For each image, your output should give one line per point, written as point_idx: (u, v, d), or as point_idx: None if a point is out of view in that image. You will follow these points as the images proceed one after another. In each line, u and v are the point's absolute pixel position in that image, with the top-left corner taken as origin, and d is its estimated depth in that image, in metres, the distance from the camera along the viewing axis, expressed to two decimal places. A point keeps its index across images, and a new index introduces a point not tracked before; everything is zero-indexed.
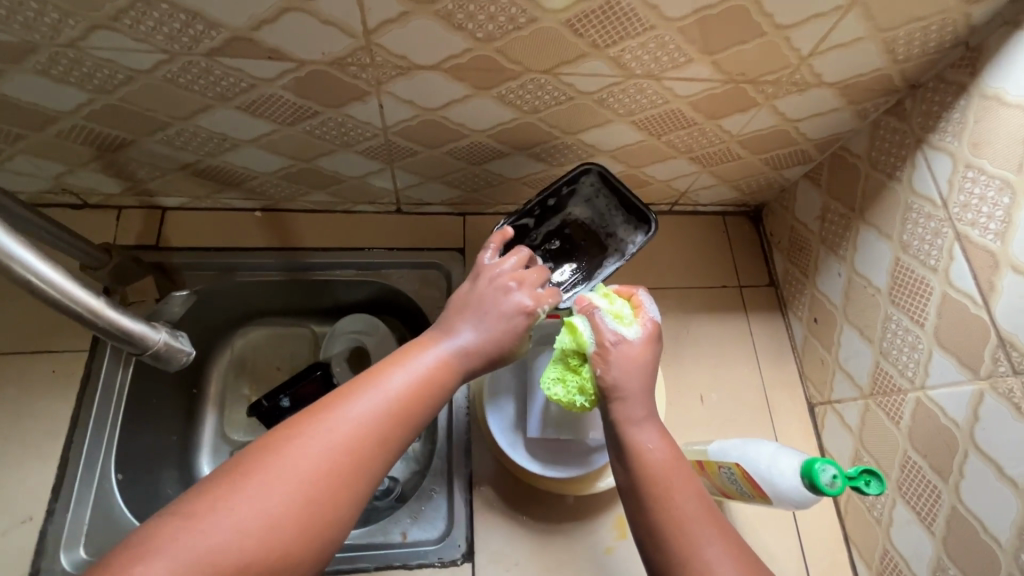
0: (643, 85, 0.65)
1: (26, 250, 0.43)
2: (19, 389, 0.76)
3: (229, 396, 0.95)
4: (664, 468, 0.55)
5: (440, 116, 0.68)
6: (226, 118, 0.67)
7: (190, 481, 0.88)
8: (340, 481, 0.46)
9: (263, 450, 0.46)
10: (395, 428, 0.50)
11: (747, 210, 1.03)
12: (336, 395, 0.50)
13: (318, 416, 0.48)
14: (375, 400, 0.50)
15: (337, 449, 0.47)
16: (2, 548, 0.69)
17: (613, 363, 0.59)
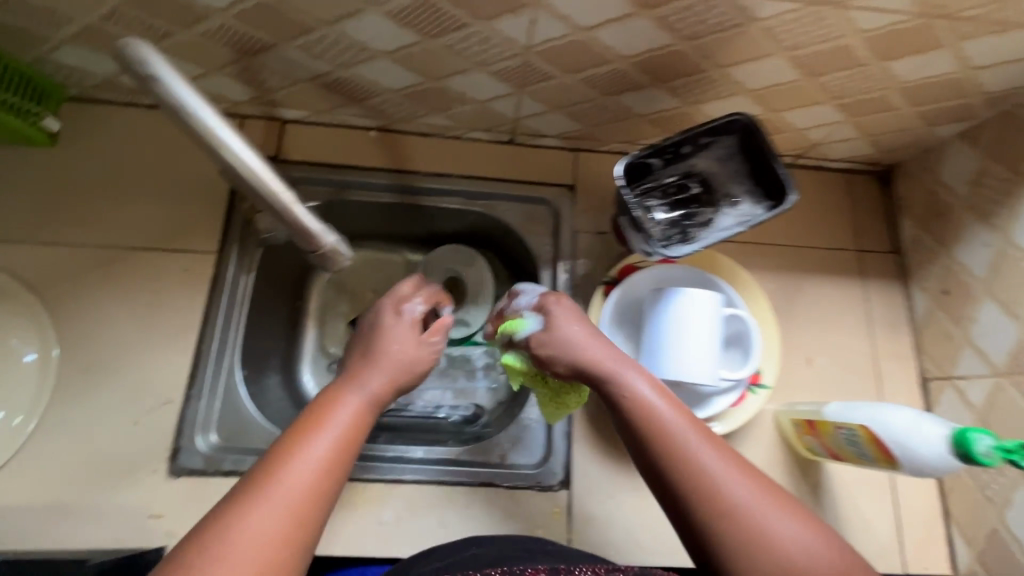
0: (824, 14, 0.59)
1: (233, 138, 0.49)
2: (157, 284, 0.80)
3: (328, 312, 0.97)
4: (658, 423, 0.54)
5: (591, 37, 0.64)
6: (372, 25, 0.65)
7: (291, 385, 0.92)
8: (291, 530, 0.47)
9: (207, 533, 0.45)
10: (338, 468, 0.51)
11: (876, 170, 0.94)
12: (266, 459, 0.50)
13: (255, 485, 0.48)
14: (309, 457, 0.50)
15: (283, 503, 0.48)
16: (147, 425, 0.76)
17: (555, 345, 0.60)
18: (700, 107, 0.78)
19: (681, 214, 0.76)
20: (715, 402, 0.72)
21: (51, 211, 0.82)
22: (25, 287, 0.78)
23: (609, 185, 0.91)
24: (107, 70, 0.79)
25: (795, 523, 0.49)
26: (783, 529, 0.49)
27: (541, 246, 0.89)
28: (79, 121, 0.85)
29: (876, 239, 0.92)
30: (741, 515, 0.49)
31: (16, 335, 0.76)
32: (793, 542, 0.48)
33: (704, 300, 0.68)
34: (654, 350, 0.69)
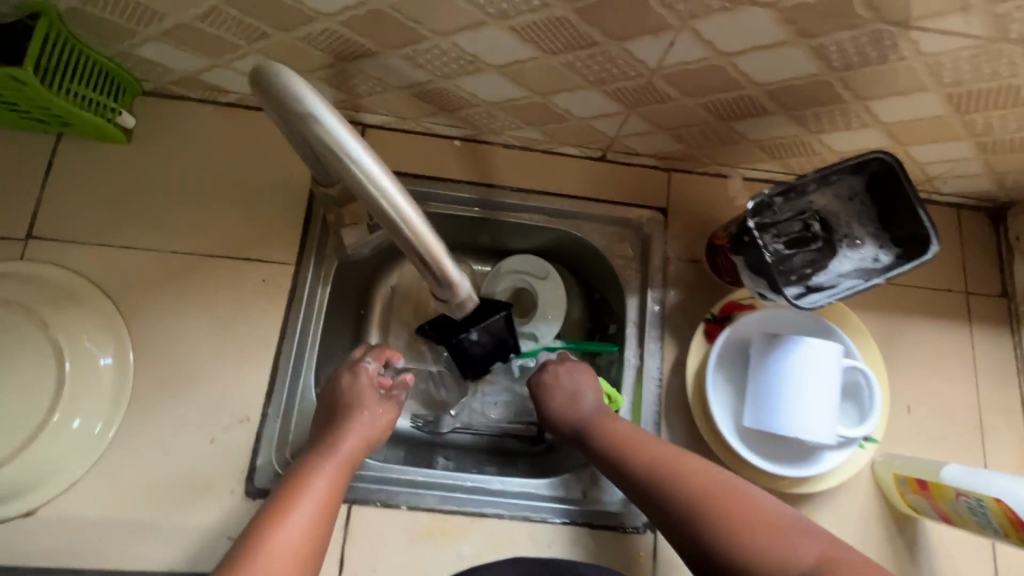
0: (1005, 52, 0.53)
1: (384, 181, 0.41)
2: (235, 294, 0.78)
3: (393, 323, 0.93)
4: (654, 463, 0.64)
5: (730, 63, 0.59)
6: (490, 38, 0.60)
7: None
8: (304, 547, 0.57)
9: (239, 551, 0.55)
10: (332, 503, 0.62)
11: (988, 206, 0.88)
12: (281, 494, 0.61)
13: (274, 513, 0.59)
14: (311, 493, 0.61)
15: (297, 529, 0.58)
16: (225, 441, 0.74)
17: (561, 414, 0.72)
18: (821, 137, 0.72)
19: (800, 254, 0.70)
20: (825, 455, 0.69)
21: (126, 213, 0.78)
22: (101, 290, 0.75)
23: (703, 210, 0.85)
24: (189, 67, 0.75)
25: (797, 536, 0.54)
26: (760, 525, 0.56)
27: (628, 272, 0.85)
28: (154, 117, 0.81)
29: (984, 282, 0.86)
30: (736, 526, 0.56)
31: (91, 339, 0.73)
32: (786, 545, 0.54)
33: (828, 352, 0.64)
34: (771, 401, 0.66)
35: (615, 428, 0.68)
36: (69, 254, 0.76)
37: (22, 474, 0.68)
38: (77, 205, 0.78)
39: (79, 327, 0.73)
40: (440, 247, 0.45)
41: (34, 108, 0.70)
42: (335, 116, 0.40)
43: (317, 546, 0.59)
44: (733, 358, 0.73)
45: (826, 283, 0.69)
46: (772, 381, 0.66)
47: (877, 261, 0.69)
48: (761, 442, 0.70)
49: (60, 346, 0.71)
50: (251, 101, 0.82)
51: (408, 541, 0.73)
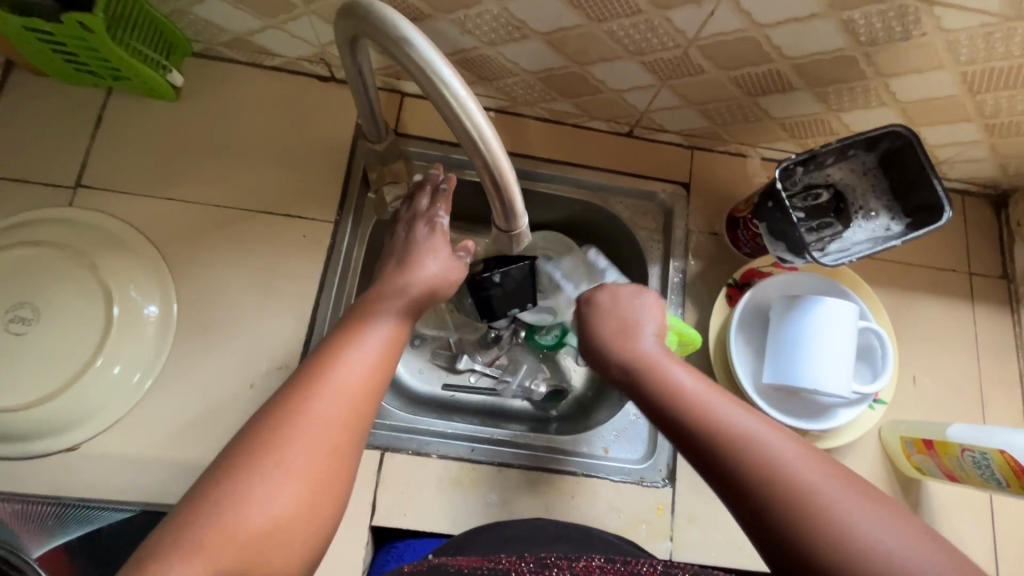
0: (1017, 31, 0.58)
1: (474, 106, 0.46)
2: (277, 249, 0.80)
3: None
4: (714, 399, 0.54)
5: (764, 35, 0.63)
6: (542, 4, 0.64)
7: None
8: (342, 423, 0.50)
9: (273, 410, 0.50)
10: (385, 368, 0.56)
11: (990, 193, 0.92)
12: (325, 359, 0.54)
13: (319, 373, 0.52)
14: (354, 360, 0.54)
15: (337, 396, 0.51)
16: (263, 387, 0.76)
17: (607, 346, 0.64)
18: (840, 115, 0.76)
19: (816, 224, 0.75)
20: (839, 413, 0.73)
21: (172, 167, 0.81)
22: (146, 239, 0.78)
23: (724, 187, 0.88)
24: (242, 27, 0.78)
25: (877, 519, 0.43)
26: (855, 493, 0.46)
27: (650, 243, 0.87)
28: (201, 78, 0.84)
29: (985, 264, 0.91)
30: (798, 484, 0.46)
31: (135, 287, 0.75)
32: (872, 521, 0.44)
33: (843, 312, 0.68)
34: (791, 356, 0.70)
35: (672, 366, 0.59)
36: (117, 204, 0.79)
37: (68, 410, 0.70)
38: (124, 158, 0.80)
39: (125, 273, 0.75)
40: (512, 175, 0.50)
41: (93, 60, 0.73)
42: (432, 49, 0.46)
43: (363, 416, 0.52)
44: (751, 322, 0.78)
45: (842, 250, 0.73)
46: (788, 339, 0.70)
47: (890, 230, 0.73)
48: (779, 399, 0.74)
49: (108, 290, 0.74)
50: (294, 66, 0.85)
51: (437, 488, 0.76)
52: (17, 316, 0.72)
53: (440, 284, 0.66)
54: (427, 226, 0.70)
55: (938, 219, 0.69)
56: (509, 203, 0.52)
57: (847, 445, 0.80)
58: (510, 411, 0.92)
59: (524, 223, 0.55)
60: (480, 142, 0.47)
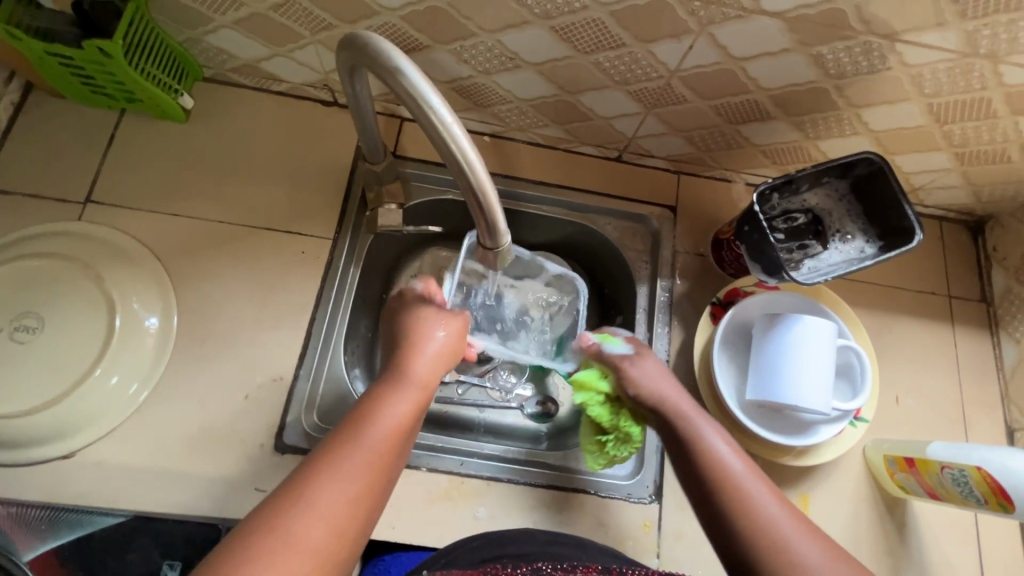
0: (975, 66, 0.62)
1: (460, 131, 0.49)
2: (276, 264, 0.83)
3: None
4: (723, 465, 0.59)
5: (740, 68, 0.68)
6: (533, 37, 0.68)
7: (370, 367, 0.91)
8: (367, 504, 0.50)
9: (301, 484, 0.48)
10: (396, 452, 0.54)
11: (967, 219, 0.96)
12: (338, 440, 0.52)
13: (334, 457, 0.51)
14: (373, 439, 0.53)
15: (365, 469, 0.51)
16: (259, 399, 0.78)
17: (638, 380, 0.68)
18: (818, 143, 0.80)
19: (795, 245, 0.78)
20: (821, 429, 0.75)
21: (178, 184, 0.85)
22: (151, 253, 0.81)
23: (709, 210, 0.91)
24: (251, 55, 0.82)
25: None
26: None
27: (638, 264, 0.90)
28: (210, 101, 0.88)
29: (964, 287, 0.93)
30: (789, 553, 0.52)
31: (138, 299, 0.78)
32: None
33: (823, 331, 0.71)
34: (771, 372, 0.72)
35: (686, 411, 0.65)
36: (124, 219, 0.82)
37: (65, 417, 0.71)
38: (133, 176, 0.84)
39: (130, 286, 0.78)
40: (494, 195, 0.53)
41: (108, 82, 0.77)
42: (422, 76, 0.49)
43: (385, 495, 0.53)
44: (735, 341, 0.80)
45: (817, 270, 0.76)
46: (770, 356, 0.73)
47: (864, 252, 0.77)
48: (762, 415, 0.76)
49: (111, 301, 0.76)
50: (299, 91, 0.90)
51: (426, 501, 0.77)
52: (21, 324, 0.74)
53: (456, 353, 0.67)
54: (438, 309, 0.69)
55: (910, 241, 0.72)
56: (492, 222, 0.55)
57: (831, 463, 0.81)
58: (501, 427, 0.93)
59: (508, 241, 0.58)
60: (464, 164, 0.50)
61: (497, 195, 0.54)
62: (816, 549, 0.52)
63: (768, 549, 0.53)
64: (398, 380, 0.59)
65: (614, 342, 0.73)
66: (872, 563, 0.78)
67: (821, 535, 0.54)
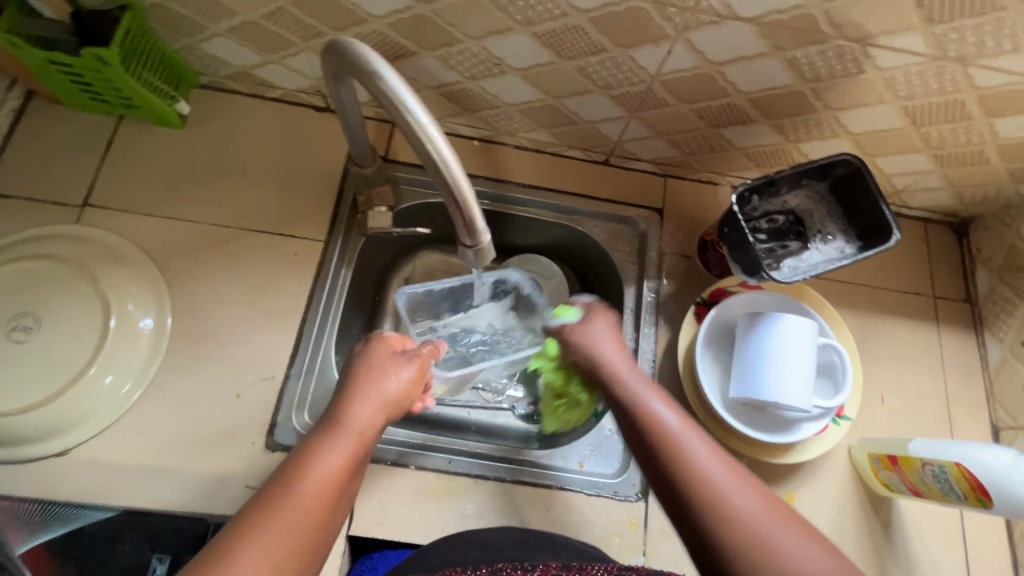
0: (947, 69, 0.64)
1: (436, 132, 0.51)
2: (268, 266, 0.85)
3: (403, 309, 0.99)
4: (664, 433, 0.58)
5: (718, 72, 0.70)
6: (516, 43, 0.70)
7: None
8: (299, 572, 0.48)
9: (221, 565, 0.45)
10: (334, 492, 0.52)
11: (951, 221, 0.97)
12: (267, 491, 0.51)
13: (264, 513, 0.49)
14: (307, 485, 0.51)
15: (297, 517, 0.49)
16: (251, 397, 0.79)
17: (586, 348, 0.70)
18: (799, 145, 0.81)
19: (776, 246, 0.79)
20: (803, 427, 0.76)
21: (174, 188, 0.86)
22: (147, 255, 0.83)
23: (695, 212, 0.93)
24: (245, 62, 0.85)
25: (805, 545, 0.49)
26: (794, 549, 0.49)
27: (625, 265, 0.91)
28: (205, 107, 0.91)
29: (949, 287, 0.94)
30: (726, 502, 0.52)
31: (132, 300, 0.79)
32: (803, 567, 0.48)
33: (802, 328, 0.72)
34: (752, 370, 0.73)
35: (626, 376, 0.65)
36: (120, 222, 0.84)
37: (59, 416, 0.73)
38: (130, 180, 0.86)
39: (125, 287, 0.79)
40: (471, 194, 0.55)
41: (106, 89, 0.79)
42: (400, 81, 0.51)
43: (320, 556, 0.51)
44: (719, 340, 0.81)
45: (798, 269, 0.77)
46: (751, 354, 0.74)
47: (844, 252, 0.78)
48: (745, 412, 0.77)
49: (106, 301, 0.78)
50: (293, 97, 0.92)
51: (414, 499, 0.78)
52: (19, 324, 0.76)
53: (402, 403, 0.63)
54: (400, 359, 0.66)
55: (888, 240, 0.73)
56: (470, 220, 0.57)
57: (817, 461, 0.82)
58: (492, 427, 0.94)
59: (487, 239, 0.60)
60: (441, 164, 0.51)
61: (474, 194, 0.55)
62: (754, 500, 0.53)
63: (705, 501, 0.53)
64: (329, 431, 0.56)
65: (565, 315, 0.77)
66: (858, 561, 0.78)
67: (758, 484, 0.54)
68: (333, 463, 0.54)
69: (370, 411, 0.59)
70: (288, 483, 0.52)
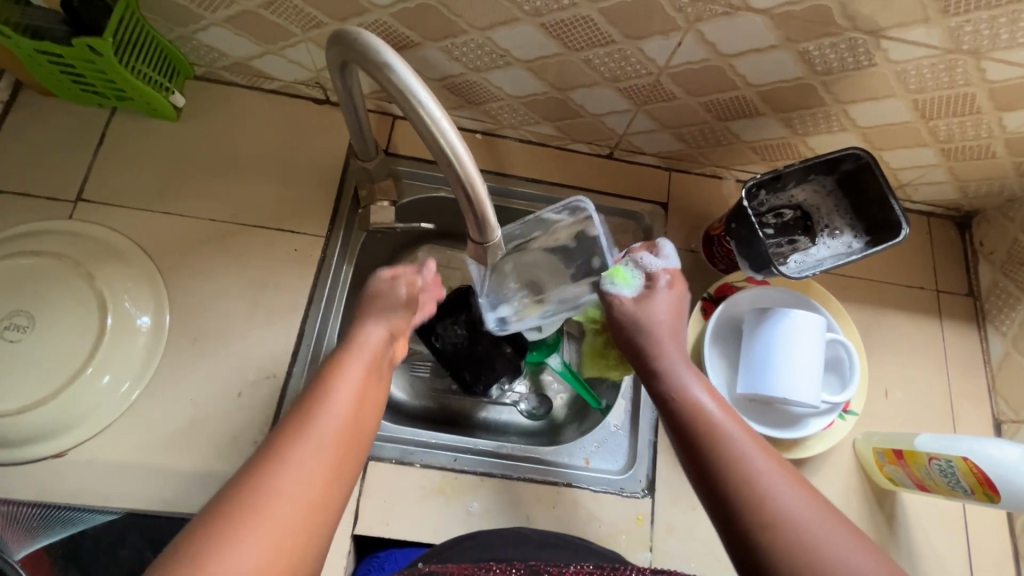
0: (959, 62, 0.63)
1: (448, 125, 0.49)
2: (268, 262, 0.83)
3: None
4: (702, 417, 0.58)
5: (728, 65, 0.69)
6: (523, 34, 0.69)
7: None
8: (326, 479, 0.49)
9: (247, 471, 0.47)
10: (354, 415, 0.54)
11: (954, 215, 0.97)
12: (294, 416, 0.52)
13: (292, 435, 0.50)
14: (330, 410, 0.53)
15: (320, 437, 0.50)
16: (252, 396, 0.78)
17: (635, 318, 0.67)
18: (806, 139, 0.81)
19: (784, 241, 0.79)
20: (810, 422, 0.76)
21: (170, 183, 0.84)
22: (143, 251, 0.81)
23: (699, 206, 0.92)
24: (242, 53, 0.82)
25: (847, 538, 0.48)
26: (833, 535, 0.48)
27: None
28: (201, 99, 0.88)
29: (952, 282, 0.94)
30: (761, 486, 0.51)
31: (130, 298, 0.77)
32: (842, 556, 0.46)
33: (811, 323, 0.71)
34: (761, 366, 0.73)
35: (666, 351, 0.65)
36: (115, 217, 0.82)
37: (56, 416, 0.71)
38: (124, 174, 0.84)
39: (121, 284, 0.78)
40: (484, 190, 0.54)
41: (99, 80, 0.77)
42: (411, 72, 0.50)
43: (348, 471, 0.51)
44: (727, 336, 0.81)
45: (805, 265, 0.77)
46: (760, 351, 0.73)
47: (851, 247, 0.78)
48: (752, 408, 0.77)
49: (102, 299, 0.76)
50: (291, 90, 0.90)
51: (419, 497, 0.77)
52: (12, 323, 0.74)
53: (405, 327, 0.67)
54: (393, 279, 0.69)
55: (897, 235, 0.73)
56: (482, 216, 0.56)
57: (822, 456, 0.82)
58: (495, 423, 0.94)
59: (497, 235, 0.59)
60: (454, 159, 0.50)
61: (486, 189, 0.54)
62: (775, 465, 0.53)
63: (742, 480, 0.52)
64: (341, 361, 0.58)
65: (625, 279, 0.70)
66: None
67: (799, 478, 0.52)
68: (354, 378, 0.56)
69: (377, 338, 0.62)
70: (308, 400, 0.53)
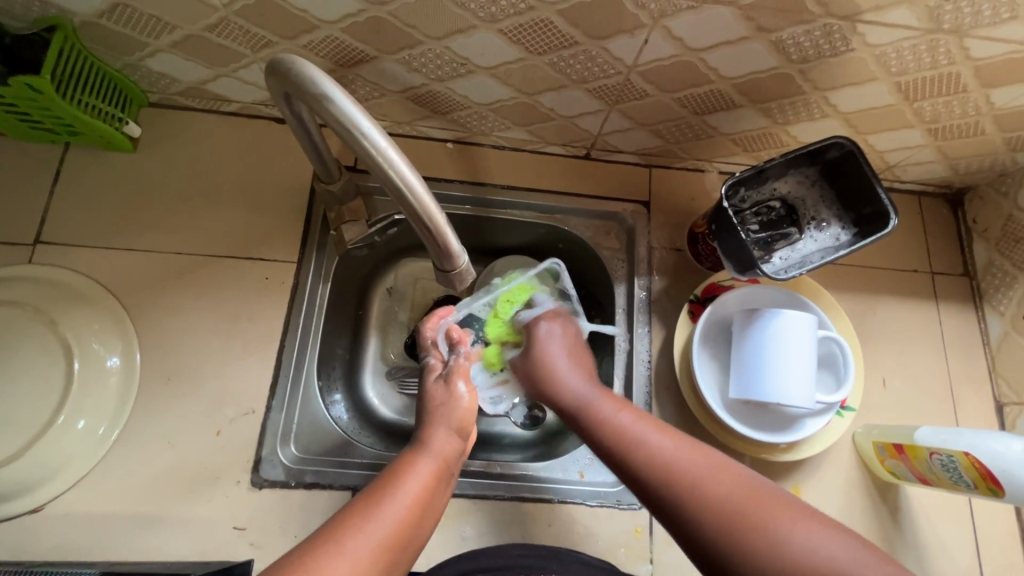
0: (940, 42, 0.60)
1: (396, 155, 0.49)
2: (239, 293, 0.80)
3: (388, 322, 0.95)
4: (626, 436, 0.61)
5: (699, 59, 0.65)
6: (481, 42, 0.65)
7: (351, 388, 0.89)
8: (390, 558, 0.50)
9: (324, 533, 0.49)
10: (423, 506, 0.54)
11: (946, 192, 0.94)
12: (370, 491, 0.54)
13: (370, 505, 0.52)
14: (401, 492, 0.54)
15: (396, 516, 0.52)
16: (232, 434, 0.75)
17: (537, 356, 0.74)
18: (787, 129, 0.78)
19: (769, 236, 0.77)
20: (806, 423, 0.74)
21: (130, 218, 0.81)
22: (108, 292, 0.78)
23: (682, 202, 0.89)
24: (195, 77, 0.79)
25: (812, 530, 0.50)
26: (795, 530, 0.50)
27: (614, 262, 0.87)
28: (157, 127, 0.85)
29: (946, 262, 0.92)
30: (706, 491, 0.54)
31: (97, 340, 0.75)
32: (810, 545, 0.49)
33: (803, 324, 0.69)
34: (754, 370, 0.70)
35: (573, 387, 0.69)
36: (76, 257, 0.79)
37: (30, 470, 0.69)
38: (82, 212, 0.81)
39: (86, 329, 0.75)
40: (442, 217, 0.53)
41: (46, 118, 0.74)
42: (352, 101, 0.48)
43: (409, 553, 0.52)
44: (719, 337, 0.79)
45: (790, 260, 0.76)
46: (751, 354, 0.71)
47: (839, 240, 0.76)
48: (746, 411, 0.76)
49: (68, 346, 0.74)
50: (251, 110, 0.86)
51: None
52: None
53: (473, 420, 0.65)
54: (442, 384, 0.67)
55: (885, 225, 0.71)
56: (445, 244, 0.55)
57: (821, 453, 0.80)
58: (489, 437, 0.91)
59: (465, 260, 0.58)
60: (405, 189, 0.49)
61: (445, 215, 0.54)
62: (709, 460, 0.57)
63: (682, 487, 0.55)
64: (413, 451, 0.60)
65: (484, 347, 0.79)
66: None
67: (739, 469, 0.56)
68: (421, 479, 0.56)
69: (446, 439, 0.61)
70: (382, 481, 0.55)
